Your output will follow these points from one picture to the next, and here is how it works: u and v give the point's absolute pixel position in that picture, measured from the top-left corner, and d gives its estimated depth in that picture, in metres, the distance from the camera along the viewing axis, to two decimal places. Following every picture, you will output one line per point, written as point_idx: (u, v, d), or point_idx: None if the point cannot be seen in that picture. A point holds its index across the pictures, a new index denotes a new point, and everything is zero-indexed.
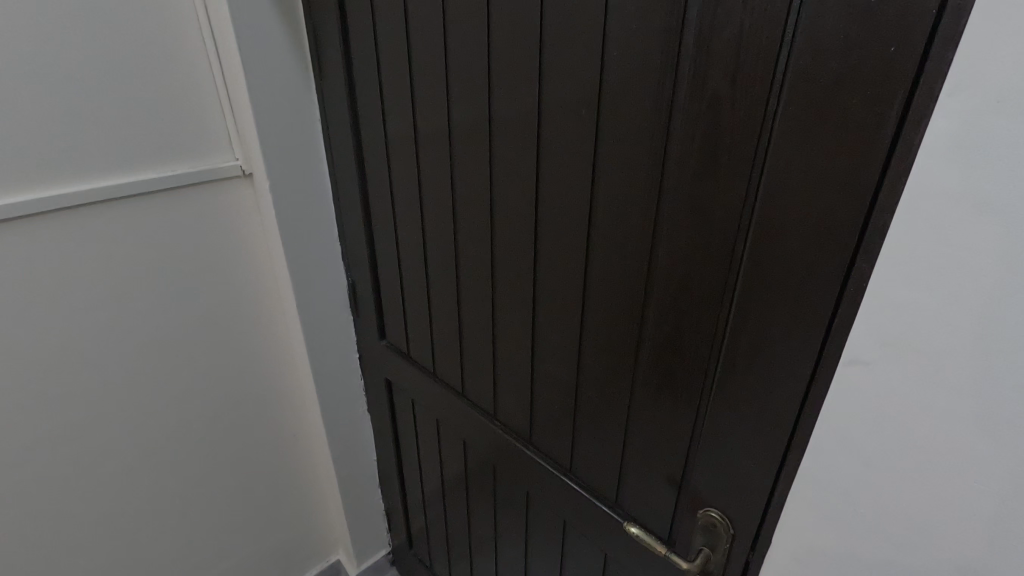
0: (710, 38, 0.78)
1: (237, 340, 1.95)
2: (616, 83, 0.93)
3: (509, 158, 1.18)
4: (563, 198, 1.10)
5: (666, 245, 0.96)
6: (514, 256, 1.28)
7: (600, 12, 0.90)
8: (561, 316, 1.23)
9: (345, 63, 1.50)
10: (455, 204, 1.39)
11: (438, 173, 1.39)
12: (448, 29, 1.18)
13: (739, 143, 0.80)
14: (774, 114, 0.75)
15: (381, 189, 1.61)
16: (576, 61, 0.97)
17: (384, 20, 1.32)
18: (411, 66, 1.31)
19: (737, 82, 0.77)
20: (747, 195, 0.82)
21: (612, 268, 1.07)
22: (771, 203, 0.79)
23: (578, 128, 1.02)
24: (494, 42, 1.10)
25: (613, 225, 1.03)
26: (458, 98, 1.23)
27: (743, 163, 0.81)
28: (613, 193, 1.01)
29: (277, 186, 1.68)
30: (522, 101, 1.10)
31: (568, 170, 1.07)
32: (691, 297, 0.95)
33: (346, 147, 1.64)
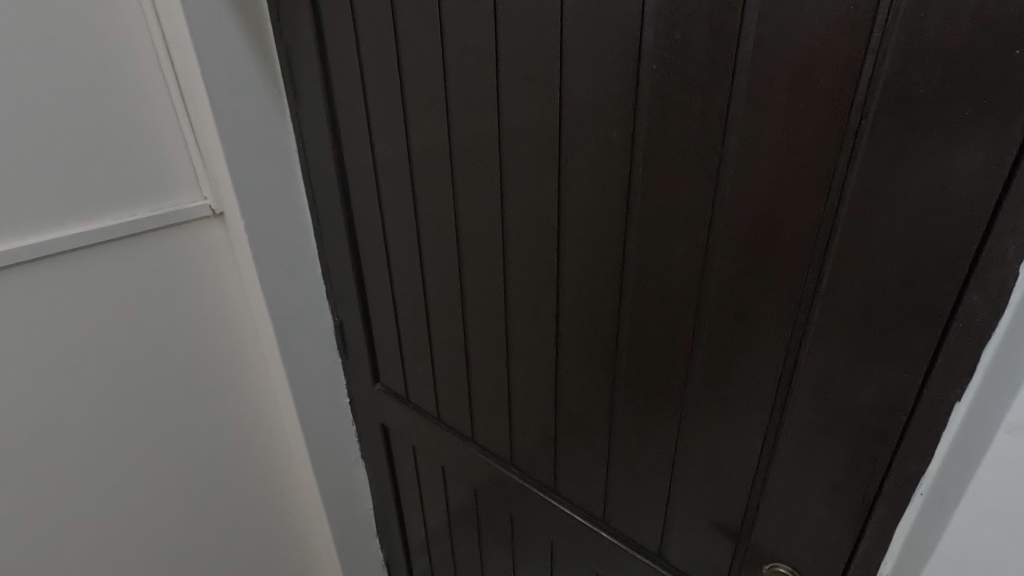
0: (775, 48, 0.68)
1: (216, 395, 1.76)
2: (653, 101, 0.82)
3: (524, 185, 1.06)
4: (591, 232, 0.99)
5: (719, 283, 0.86)
6: (531, 292, 1.16)
7: (634, 22, 0.80)
8: (590, 359, 1.12)
9: (325, 88, 1.37)
10: (459, 238, 1.26)
11: (438, 205, 1.26)
12: (447, 47, 1.06)
13: (810, 169, 0.71)
14: (856, 129, 0.66)
15: (371, 222, 1.48)
16: (605, 78, 0.86)
17: (370, 39, 1.19)
18: (403, 89, 1.19)
19: (807, 99, 0.68)
20: (823, 221, 0.72)
21: (652, 304, 0.96)
22: (853, 235, 0.70)
23: (608, 154, 0.91)
24: (503, 59, 0.98)
25: (652, 257, 0.93)
26: (461, 124, 1.11)
27: (816, 186, 0.71)
28: (651, 226, 0.90)
29: (254, 227, 1.53)
30: (539, 124, 0.98)
31: (596, 201, 0.96)
32: (750, 338, 0.85)
33: (329, 179, 1.50)
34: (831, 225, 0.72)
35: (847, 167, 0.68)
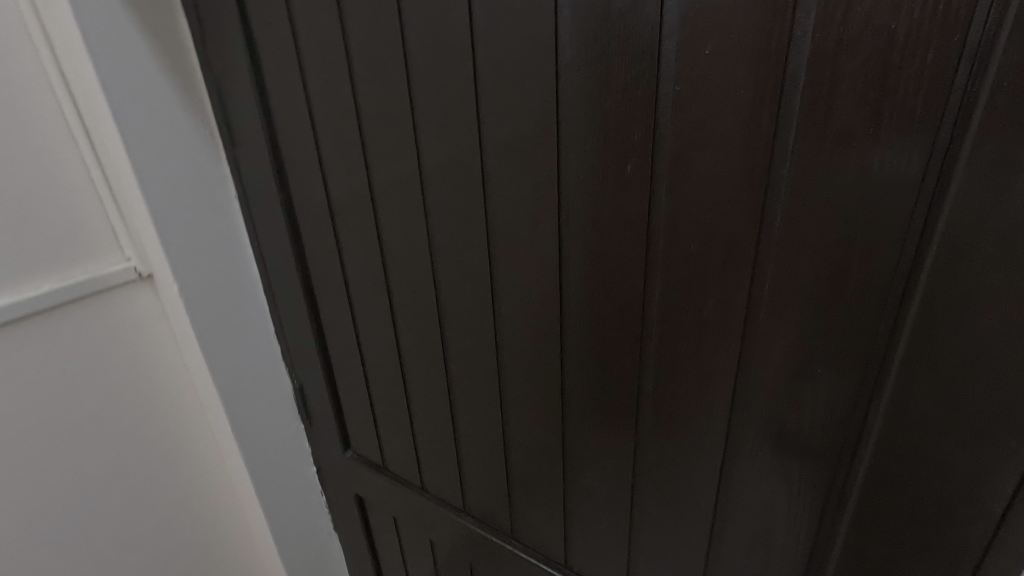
0: (839, 59, 0.56)
1: (158, 484, 1.51)
2: (678, 124, 0.69)
3: (516, 228, 0.91)
4: (603, 280, 0.85)
5: (767, 337, 0.72)
6: (528, 346, 1.01)
7: (649, 36, 0.66)
8: (605, 420, 0.97)
9: (265, 125, 1.18)
10: (438, 288, 1.09)
11: (412, 252, 1.09)
12: (414, 73, 0.90)
13: (886, 201, 0.59)
14: (949, 150, 0.54)
15: (331, 274, 1.29)
16: (614, 103, 0.72)
17: (318, 68, 1.02)
18: (362, 123, 1.02)
19: (882, 119, 0.56)
20: (904, 257, 0.60)
21: (682, 357, 0.82)
22: (944, 277, 0.58)
23: (622, 192, 0.77)
24: (484, 85, 0.83)
25: (680, 304, 0.79)
26: (436, 160, 0.96)
27: (895, 219, 0.59)
28: (678, 273, 0.77)
29: (191, 289, 1.32)
30: (532, 157, 0.84)
31: (608, 245, 0.82)
32: (808, 400, 0.72)
33: (277, 227, 1.30)
34: (915, 266, 0.60)
35: (936, 194, 0.56)
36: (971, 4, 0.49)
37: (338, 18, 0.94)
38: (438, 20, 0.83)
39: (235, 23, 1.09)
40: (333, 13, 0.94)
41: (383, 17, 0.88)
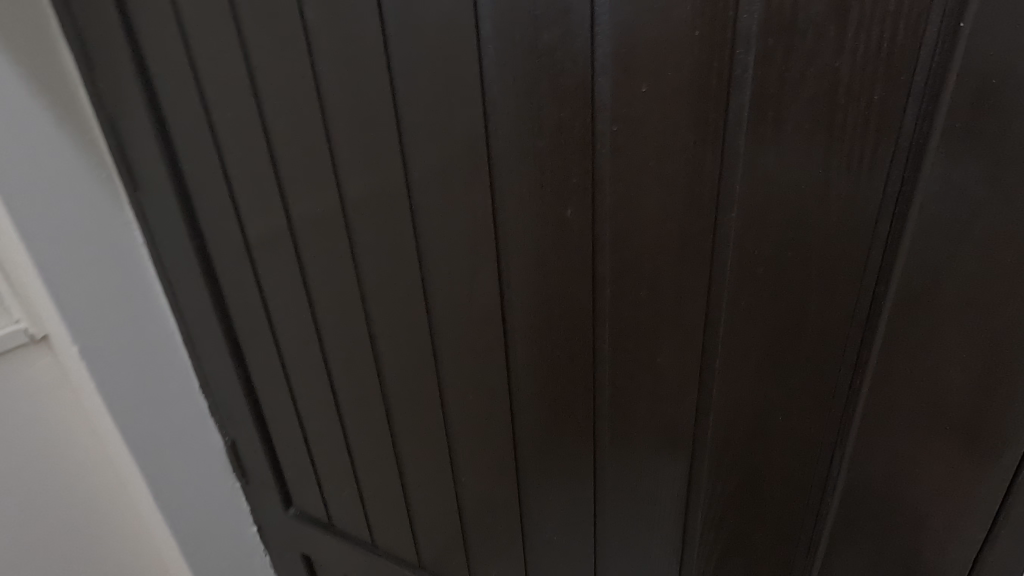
0: (781, 99, 0.53)
1: (71, 563, 1.36)
2: (618, 166, 0.63)
3: (453, 274, 0.84)
4: (549, 327, 0.79)
5: (725, 384, 0.68)
6: (475, 397, 0.94)
7: (581, 72, 0.61)
8: (561, 473, 0.90)
9: (170, 166, 1.06)
10: (374, 335, 1.01)
11: (343, 299, 1.00)
12: (329, 109, 0.82)
13: (839, 243, 0.55)
14: (903, 193, 0.51)
15: (257, 322, 1.17)
16: (548, 144, 0.66)
17: (224, 104, 0.93)
18: (277, 162, 0.93)
19: (831, 159, 0.52)
20: (861, 300, 0.57)
21: (637, 407, 0.77)
22: (904, 321, 0.55)
23: (563, 236, 0.71)
24: (407, 123, 0.76)
25: (632, 352, 0.73)
26: (361, 202, 0.87)
27: (849, 262, 0.55)
28: (629, 319, 0.71)
29: (93, 349, 1.18)
30: (464, 200, 0.77)
31: (551, 291, 0.76)
32: (771, 446, 0.69)
33: (192, 275, 1.18)
34: (873, 310, 0.56)
35: (891, 236, 0.53)
36: (916, 43, 0.46)
37: (242, 50, 0.85)
38: (352, 52, 0.75)
39: (127, 56, 0.97)
40: (236, 44, 0.85)
41: (291, 49, 0.80)
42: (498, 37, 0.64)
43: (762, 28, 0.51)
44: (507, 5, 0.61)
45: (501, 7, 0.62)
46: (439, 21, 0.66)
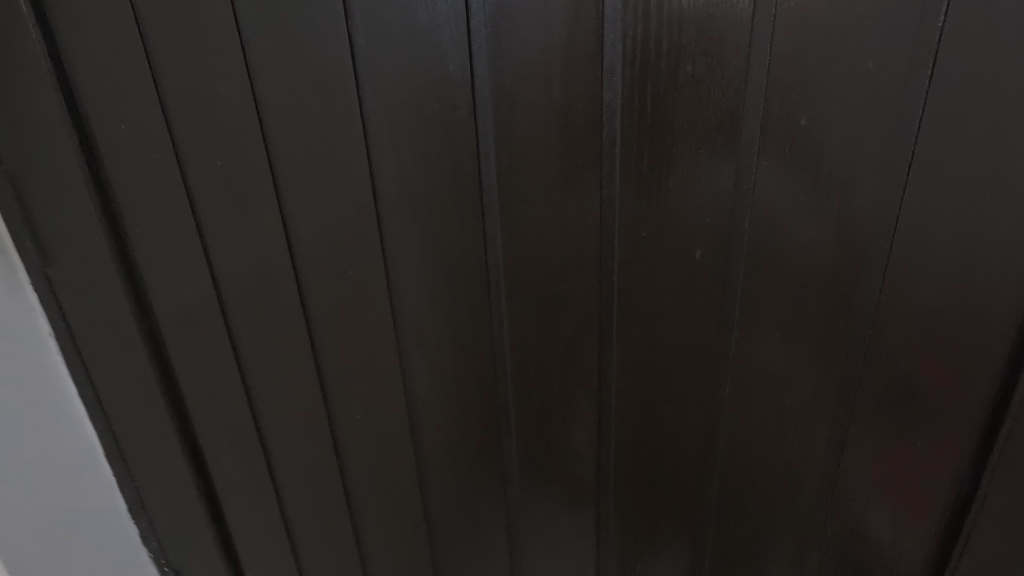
0: (953, 132, 0.53)
1: None
2: (762, 197, 0.60)
3: (534, 333, 0.73)
4: (657, 388, 0.74)
5: (859, 430, 0.68)
6: (548, 467, 0.82)
7: (725, 107, 0.57)
8: (653, 519, 0.84)
9: (85, 171, 0.50)
10: (417, 452, 0.76)
11: (381, 423, 0.72)
12: (382, 168, 0.61)
13: (997, 282, 0.56)
14: None
15: (240, 455, 0.65)
16: (677, 181, 0.61)
17: (196, 116, 0.52)
18: (291, 238, 0.59)
19: (1003, 190, 0.53)
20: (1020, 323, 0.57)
21: (757, 441, 0.73)
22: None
23: (683, 274, 0.66)
24: (489, 164, 0.63)
25: (757, 386, 0.70)
26: (421, 279, 0.67)
27: (1011, 286, 0.56)
28: (757, 371, 0.69)
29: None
30: (558, 248, 0.67)
31: (664, 343, 0.71)
32: (901, 467, 0.69)
33: (144, 396, 0.60)
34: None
35: None
36: None
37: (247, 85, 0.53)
38: (426, 85, 0.59)
39: None
40: (234, 50, 0.51)
41: (332, 86, 0.56)
42: (629, 67, 0.58)
43: (941, 57, 0.51)
44: (646, 33, 0.56)
45: (637, 35, 0.57)
46: (554, 47, 0.58)
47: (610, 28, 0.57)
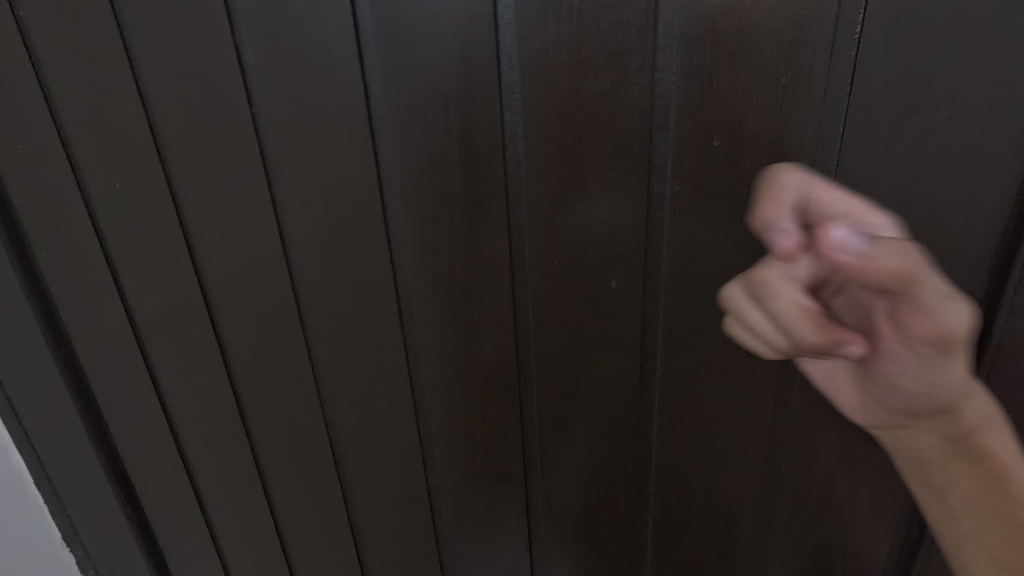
0: (879, 157, 0.47)
1: None
2: (679, 223, 0.54)
3: (451, 366, 0.67)
4: (582, 425, 0.67)
5: (802, 464, 0.62)
6: (475, 506, 0.76)
7: (633, 129, 0.51)
8: (590, 564, 0.77)
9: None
10: (351, 506, 0.69)
11: (313, 476, 0.65)
12: (284, 201, 0.53)
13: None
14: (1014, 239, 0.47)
15: (181, 516, 0.58)
16: (588, 207, 0.56)
17: (94, 140, 0.43)
18: (204, 282, 0.51)
19: (933, 217, 0.48)
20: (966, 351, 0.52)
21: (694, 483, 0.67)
22: (1011, 383, 0.51)
23: (602, 304, 0.60)
24: (393, 189, 0.57)
25: (690, 425, 0.63)
26: (335, 320, 0.60)
27: None
28: (688, 408, 0.63)
29: None
30: (470, 277, 0.62)
31: (587, 379, 0.64)
32: (848, 507, 0.63)
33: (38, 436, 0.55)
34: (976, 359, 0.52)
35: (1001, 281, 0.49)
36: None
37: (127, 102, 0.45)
38: None
39: None
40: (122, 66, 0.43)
41: (224, 107, 0.48)
42: (529, 84, 0.52)
43: (860, 72, 0.45)
44: (544, 47, 0.51)
45: (534, 48, 0.51)
46: (451, 63, 0.52)
47: (506, 42, 0.51)
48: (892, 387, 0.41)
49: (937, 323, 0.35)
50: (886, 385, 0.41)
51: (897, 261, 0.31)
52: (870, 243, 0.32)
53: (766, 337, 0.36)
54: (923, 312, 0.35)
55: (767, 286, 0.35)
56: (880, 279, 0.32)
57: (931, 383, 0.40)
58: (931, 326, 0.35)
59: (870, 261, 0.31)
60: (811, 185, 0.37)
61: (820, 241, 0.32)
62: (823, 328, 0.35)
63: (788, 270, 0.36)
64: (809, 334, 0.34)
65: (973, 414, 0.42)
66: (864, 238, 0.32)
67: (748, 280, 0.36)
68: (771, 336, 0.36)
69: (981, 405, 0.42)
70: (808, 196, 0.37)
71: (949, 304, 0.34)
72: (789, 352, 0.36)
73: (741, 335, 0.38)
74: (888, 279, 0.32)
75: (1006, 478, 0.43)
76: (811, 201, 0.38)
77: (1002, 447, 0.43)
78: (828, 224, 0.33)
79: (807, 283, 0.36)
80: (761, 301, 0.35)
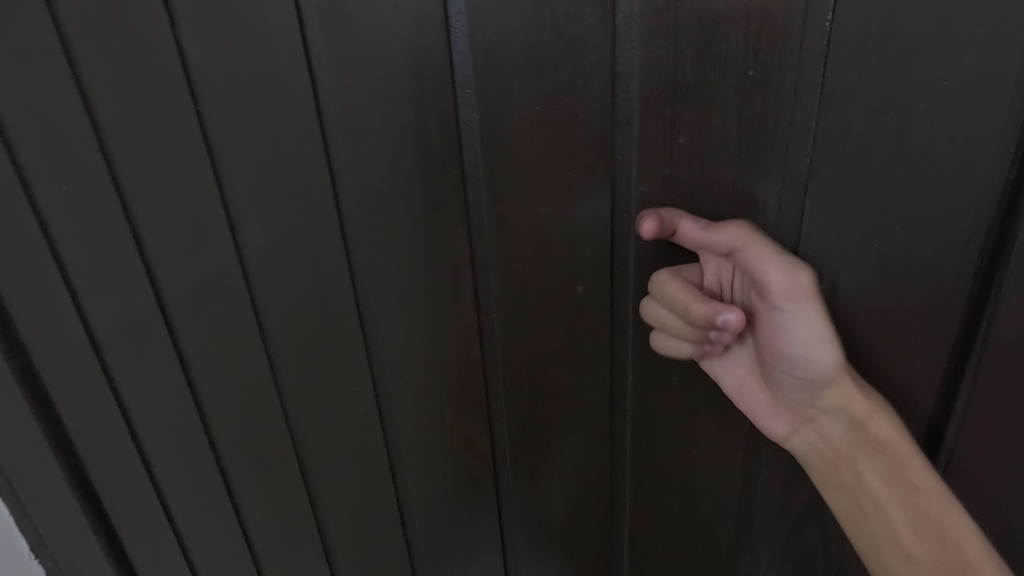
0: (854, 154, 0.44)
1: None
2: (646, 226, 0.51)
3: (414, 376, 0.64)
4: (553, 435, 0.64)
5: (780, 471, 0.59)
6: (447, 520, 0.72)
7: (595, 125, 0.48)
8: None
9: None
10: (324, 530, 0.66)
11: (279, 501, 0.61)
12: (234, 207, 0.49)
13: (925, 305, 0.48)
14: (997, 241, 0.44)
15: (151, 543, 0.54)
16: (550, 208, 0.52)
17: (28, 135, 0.39)
18: (160, 292, 0.48)
19: (910, 218, 0.45)
20: (948, 357, 0.49)
21: (670, 496, 0.64)
22: (994, 386, 0.49)
23: (567, 311, 0.57)
24: (347, 194, 0.54)
25: (664, 436, 0.60)
26: (293, 334, 0.56)
27: (935, 316, 0.48)
28: (661, 418, 0.60)
29: None
30: (429, 281, 0.59)
31: (556, 388, 0.61)
32: (829, 520, 0.60)
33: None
34: (958, 367, 0.49)
35: (984, 285, 0.46)
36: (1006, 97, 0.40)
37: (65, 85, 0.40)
38: None
39: None
40: (56, 57, 0.39)
41: (166, 103, 0.44)
42: (484, 81, 0.49)
43: (831, 64, 0.42)
44: (500, 39, 0.47)
45: (488, 41, 0.48)
46: (402, 58, 0.49)
47: (458, 37, 0.49)
48: (789, 371, 0.51)
49: (784, 290, 0.47)
50: (781, 370, 0.51)
51: (736, 236, 0.47)
52: (708, 231, 0.47)
53: (674, 327, 0.51)
54: (768, 274, 0.47)
55: (660, 287, 0.50)
56: (728, 253, 0.47)
57: (805, 362, 0.49)
58: (787, 287, 0.47)
59: (715, 236, 0.47)
60: (690, 216, 0.48)
61: (680, 234, 0.48)
62: (704, 303, 0.48)
63: (682, 267, 0.51)
64: (694, 307, 0.48)
65: (855, 405, 0.49)
66: (705, 228, 0.47)
67: (658, 280, 0.50)
68: (682, 334, 0.51)
69: (862, 398, 0.49)
70: (674, 212, 0.49)
71: (789, 267, 0.47)
72: (694, 334, 0.50)
73: (660, 318, 0.51)
74: (729, 250, 0.47)
75: (906, 471, 0.49)
76: (678, 225, 0.48)
77: (894, 438, 0.49)
78: (685, 223, 0.48)
79: (695, 279, 0.51)
80: (675, 277, 0.50)
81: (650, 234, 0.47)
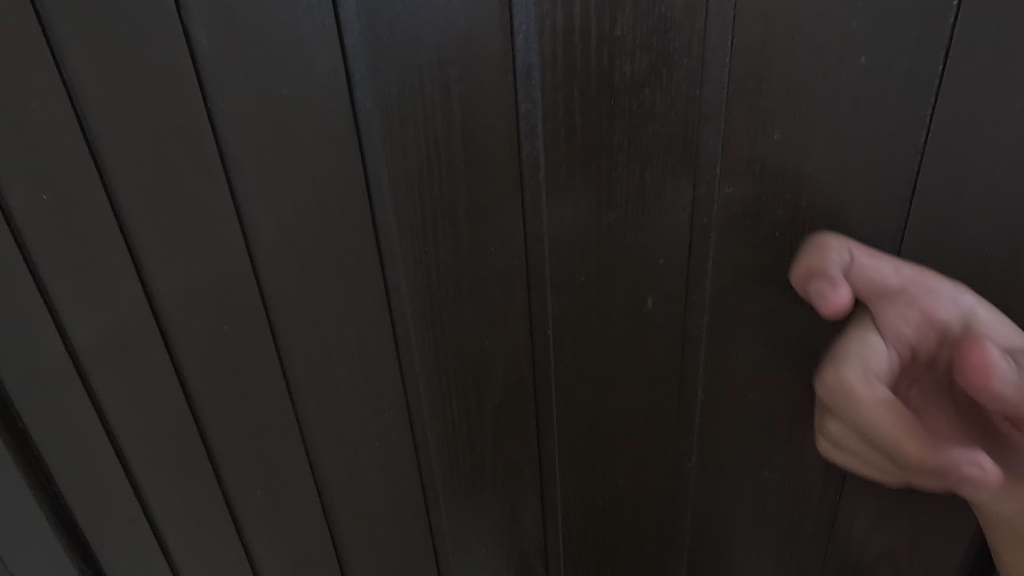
0: (971, 150, 0.40)
1: None
2: (725, 229, 0.46)
3: (454, 397, 0.58)
4: (607, 456, 0.60)
5: (857, 498, 0.54)
6: (483, 550, 0.67)
7: (673, 118, 0.43)
8: None
9: None
10: (344, 568, 0.60)
11: (299, 534, 0.55)
12: (257, 212, 0.43)
13: None
14: None
15: None
16: (615, 209, 0.47)
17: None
18: (155, 308, 0.41)
19: None
20: None
21: (731, 520, 0.59)
22: None
23: (631, 322, 0.52)
24: (384, 198, 0.47)
25: (732, 456, 0.56)
26: (321, 355, 0.50)
27: None
28: (729, 437, 0.55)
29: None
30: (473, 295, 0.52)
31: (613, 404, 0.57)
32: (906, 547, 0.55)
33: None
34: None
35: None
36: None
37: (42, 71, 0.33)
38: None
39: None
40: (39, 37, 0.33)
41: (172, 98, 0.37)
42: (551, 68, 0.44)
43: (954, 48, 0.38)
44: (569, 23, 0.42)
45: (557, 23, 0.42)
46: (451, 44, 0.43)
47: (521, 17, 0.42)
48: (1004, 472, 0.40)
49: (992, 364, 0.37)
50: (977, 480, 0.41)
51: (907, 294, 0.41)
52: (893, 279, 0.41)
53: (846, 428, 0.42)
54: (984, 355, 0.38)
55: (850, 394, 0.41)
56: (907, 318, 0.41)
57: None
58: (1022, 393, 0.36)
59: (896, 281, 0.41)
60: (874, 259, 0.41)
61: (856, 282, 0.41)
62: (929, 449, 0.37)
63: (868, 364, 0.41)
64: (909, 447, 0.38)
65: None
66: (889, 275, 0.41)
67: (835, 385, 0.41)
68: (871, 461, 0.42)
69: None
70: (855, 267, 0.41)
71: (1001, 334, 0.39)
72: (883, 464, 0.41)
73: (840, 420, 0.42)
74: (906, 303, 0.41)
75: None
76: (860, 270, 0.41)
77: None
78: (867, 263, 0.41)
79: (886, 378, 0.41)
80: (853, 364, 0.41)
81: (826, 300, 0.41)
